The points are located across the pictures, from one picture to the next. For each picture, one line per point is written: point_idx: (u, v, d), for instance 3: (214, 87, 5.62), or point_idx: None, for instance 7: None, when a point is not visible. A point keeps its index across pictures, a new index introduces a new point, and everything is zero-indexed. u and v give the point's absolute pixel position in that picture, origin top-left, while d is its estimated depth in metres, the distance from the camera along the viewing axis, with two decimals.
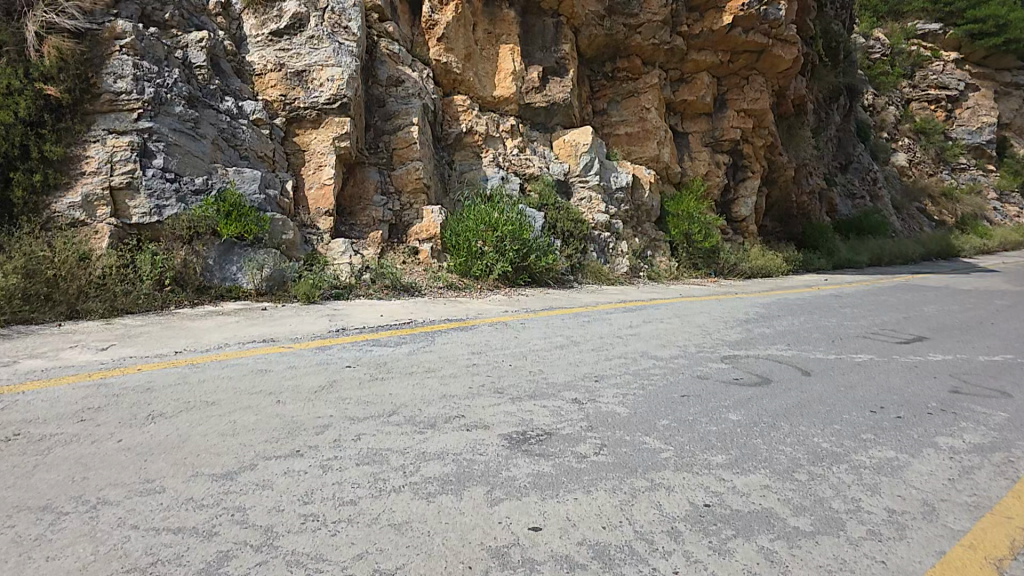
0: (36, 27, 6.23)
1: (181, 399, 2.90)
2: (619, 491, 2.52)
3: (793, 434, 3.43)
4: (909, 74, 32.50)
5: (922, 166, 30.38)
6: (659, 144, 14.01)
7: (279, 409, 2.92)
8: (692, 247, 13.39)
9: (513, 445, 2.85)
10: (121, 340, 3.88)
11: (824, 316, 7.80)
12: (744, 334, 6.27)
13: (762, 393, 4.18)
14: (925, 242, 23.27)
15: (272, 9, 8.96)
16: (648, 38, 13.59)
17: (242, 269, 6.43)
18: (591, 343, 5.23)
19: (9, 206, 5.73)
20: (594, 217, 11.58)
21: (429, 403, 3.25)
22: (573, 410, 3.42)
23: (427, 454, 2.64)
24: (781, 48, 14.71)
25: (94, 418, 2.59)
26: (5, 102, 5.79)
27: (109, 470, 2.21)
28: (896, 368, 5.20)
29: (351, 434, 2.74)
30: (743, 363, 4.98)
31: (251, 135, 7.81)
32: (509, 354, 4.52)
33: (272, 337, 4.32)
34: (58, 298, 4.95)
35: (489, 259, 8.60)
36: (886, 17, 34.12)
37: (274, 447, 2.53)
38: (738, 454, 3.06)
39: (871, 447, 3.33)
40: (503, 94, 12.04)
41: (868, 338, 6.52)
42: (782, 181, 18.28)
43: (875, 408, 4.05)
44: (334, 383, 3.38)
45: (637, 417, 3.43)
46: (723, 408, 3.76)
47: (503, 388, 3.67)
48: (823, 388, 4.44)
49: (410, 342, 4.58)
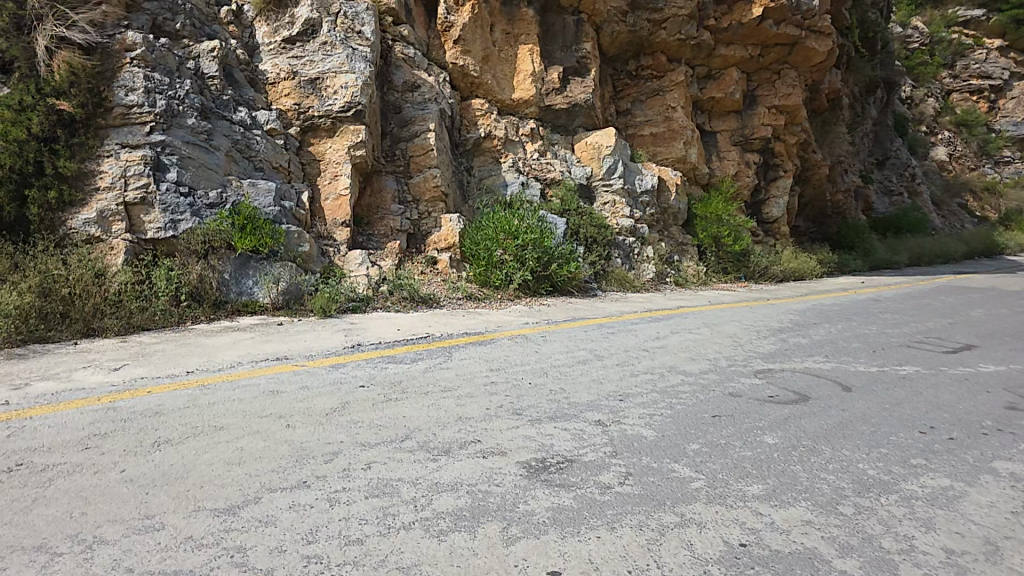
0: (46, 42, 6.32)
1: (188, 424, 2.82)
2: (646, 527, 2.32)
3: (835, 460, 3.17)
4: (950, 63, 31.47)
5: (963, 161, 29.30)
6: (686, 145, 13.70)
7: (289, 434, 2.81)
8: (720, 250, 13.04)
9: (531, 474, 2.68)
10: (135, 359, 3.85)
11: (862, 323, 7.41)
12: (779, 344, 5.96)
13: (798, 412, 3.91)
14: (967, 240, 22.27)
15: (284, 16, 9.01)
16: (673, 33, 13.24)
17: (258, 283, 6.42)
18: (616, 357, 5.01)
19: (26, 223, 5.82)
20: (618, 222, 11.38)
21: (444, 426, 3.10)
22: (596, 434, 3.24)
23: (439, 485, 2.49)
24: (815, 40, 14.19)
25: (99, 446, 2.52)
26: (19, 120, 5.91)
27: (110, 504, 2.11)
28: (944, 382, 4.83)
29: (361, 462, 2.61)
30: (777, 377, 4.70)
31: (265, 145, 7.85)
32: (530, 371, 4.35)
33: (287, 354, 4.25)
34: (75, 316, 5.00)
35: (509, 268, 8.45)
36: (925, 6, 33.23)
37: (280, 478, 2.40)
38: (775, 484, 2.82)
39: (923, 475, 3.05)
40: (522, 96, 11.90)
41: (913, 347, 6.13)
42: (816, 180, 17.67)
43: (924, 429, 3.74)
44: (346, 405, 3.26)
45: (665, 441, 3.23)
46: (758, 430, 3.51)
47: (523, 409, 3.50)
48: (865, 405, 4.14)
49: (427, 358, 4.45)
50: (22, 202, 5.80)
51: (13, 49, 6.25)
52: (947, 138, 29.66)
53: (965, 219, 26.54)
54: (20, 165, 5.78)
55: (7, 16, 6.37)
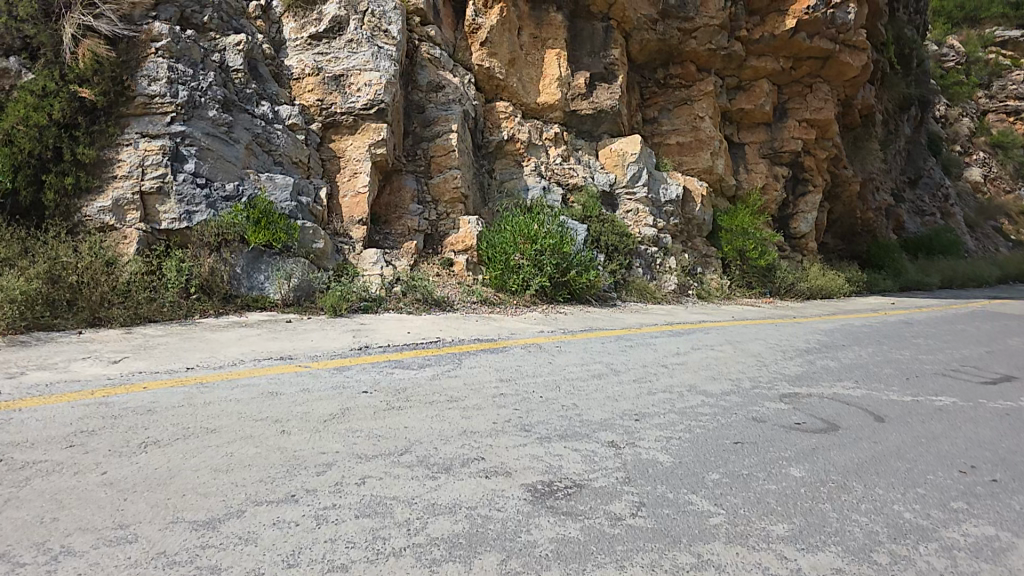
0: (72, 29, 6.34)
1: (179, 424, 2.69)
2: (659, 568, 2.10)
3: (867, 500, 2.90)
4: (986, 83, 30.65)
5: (999, 182, 28.41)
6: (713, 155, 13.39)
7: (283, 441, 2.67)
8: (745, 264, 12.70)
9: (536, 500, 2.49)
10: (136, 352, 3.77)
11: (892, 347, 7.05)
12: (806, 366, 5.66)
13: (827, 443, 3.64)
14: (1001, 265, 21.49)
15: (312, 13, 8.97)
16: (704, 42, 12.97)
17: (270, 279, 6.38)
18: (632, 373, 4.78)
19: (42, 208, 5.88)
20: (641, 231, 11.11)
21: (447, 441, 2.93)
22: (608, 456, 3.03)
23: (437, 506, 2.31)
24: (851, 54, 13.76)
25: (84, 444, 2.41)
26: (41, 105, 5.96)
27: (85, 510, 1.98)
28: (985, 416, 4.50)
29: (356, 476, 2.45)
30: (804, 404, 4.41)
31: (285, 139, 7.80)
32: (542, 384, 4.15)
33: (292, 353, 4.13)
34: (81, 305, 4.97)
35: (525, 273, 8.28)
36: (962, 25, 32.54)
37: (267, 490, 2.25)
38: (801, 524, 2.57)
39: (965, 522, 2.77)
40: (547, 101, 11.75)
41: (948, 375, 5.77)
42: (848, 196, 17.11)
43: (964, 468, 3.45)
44: (345, 412, 3.11)
45: (682, 468, 3.00)
46: (783, 461, 3.26)
47: (532, 425, 3.32)
48: (899, 439, 3.84)
49: (434, 365, 4.28)
50: (39, 186, 5.88)
51: (40, 35, 6.30)
52: (983, 158, 28.65)
53: (999, 243, 25.64)
54: (38, 150, 5.83)
55: (37, 2, 6.42)
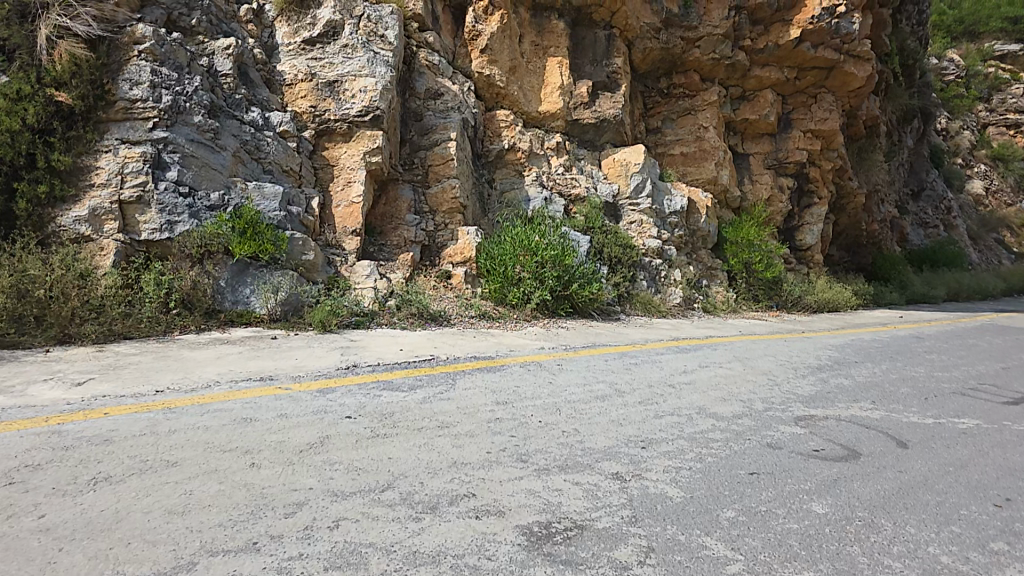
0: (47, 31, 6.10)
1: (137, 457, 2.45)
2: None
3: (898, 541, 2.59)
4: (986, 97, 30.45)
5: (1000, 195, 28.20)
6: (718, 166, 13.16)
7: (251, 476, 2.41)
8: (751, 277, 12.43)
9: (532, 545, 2.20)
10: (102, 374, 3.52)
11: (906, 364, 6.73)
12: (819, 385, 5.36)
13: (849, 472, 3.34)
14: (1007, 277, 21.17)
15: (305, 17, 8.86)
16: (707, 52, 12.84)
17: (256, 293, 6.16)
18: (638, 393, 4.51)
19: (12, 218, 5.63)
20: (644, 243, 10.83)
21: (434, 475, 2.66)
22: (612, 491, 2.76)
23: (419, 555, 2.02)
24: (855, 65, 13.56)
25: (24, 481, 2.18)
26: (15, 109, 5.72)
27: (8, 563, 1.73)
28: (1015, 441, 4.17)
29: (329, 518, 2.18)
30: (822, 428, 4.10)
31: (275, 147, 7.67)
32: (540, 407, 3.87)
33: (271, 374, 3.87)
34: (50, 321, 4.80)
35: (526, 286, 8.01)
36: (961, 39, 32.50)
37: (225, 537, 1.98)
38: (828, 571, 2.27)
39: (1011, 567, 2.44)
40: (549, 109, 11.57)
41: (968, 396, 5.44)
42: (853, 207, 16.82)
43: (998, 501, 3.14)
44: (323, 442, 2.84)
45: (694, 505, 2.72)
46: (803, 496, 2.97)
47: (529, 455, 3.05)
48: (925, 468, 3.53)
49: (427, 387, 4.00)
50: (10, 195, 5.61)
51: (15, 36, 6.04)
52: (983, 171, 28.47)
53: (1001, 256, 25.42)
54: (10, 157, 5.59)
55: (12, 3, 6.15)
